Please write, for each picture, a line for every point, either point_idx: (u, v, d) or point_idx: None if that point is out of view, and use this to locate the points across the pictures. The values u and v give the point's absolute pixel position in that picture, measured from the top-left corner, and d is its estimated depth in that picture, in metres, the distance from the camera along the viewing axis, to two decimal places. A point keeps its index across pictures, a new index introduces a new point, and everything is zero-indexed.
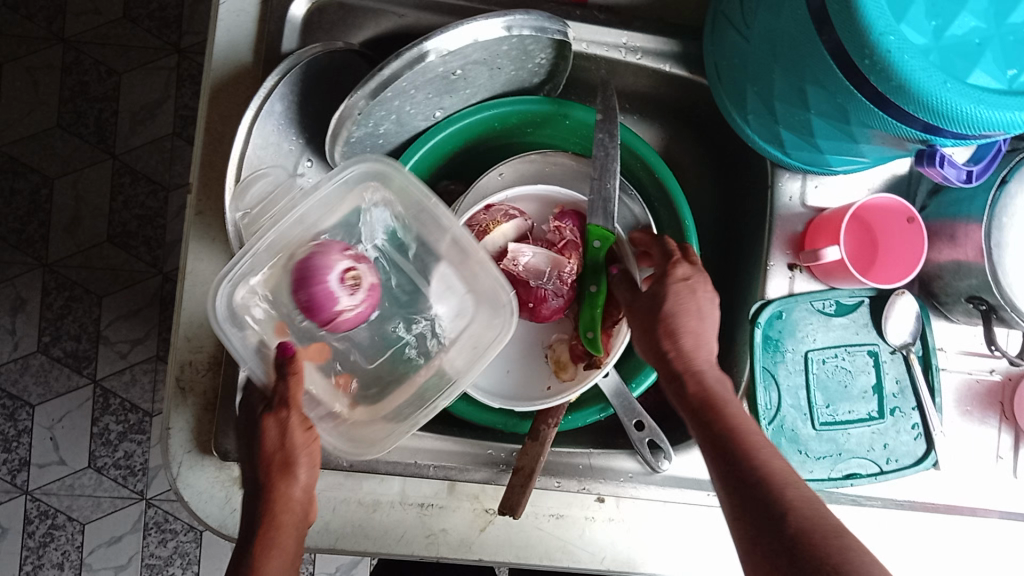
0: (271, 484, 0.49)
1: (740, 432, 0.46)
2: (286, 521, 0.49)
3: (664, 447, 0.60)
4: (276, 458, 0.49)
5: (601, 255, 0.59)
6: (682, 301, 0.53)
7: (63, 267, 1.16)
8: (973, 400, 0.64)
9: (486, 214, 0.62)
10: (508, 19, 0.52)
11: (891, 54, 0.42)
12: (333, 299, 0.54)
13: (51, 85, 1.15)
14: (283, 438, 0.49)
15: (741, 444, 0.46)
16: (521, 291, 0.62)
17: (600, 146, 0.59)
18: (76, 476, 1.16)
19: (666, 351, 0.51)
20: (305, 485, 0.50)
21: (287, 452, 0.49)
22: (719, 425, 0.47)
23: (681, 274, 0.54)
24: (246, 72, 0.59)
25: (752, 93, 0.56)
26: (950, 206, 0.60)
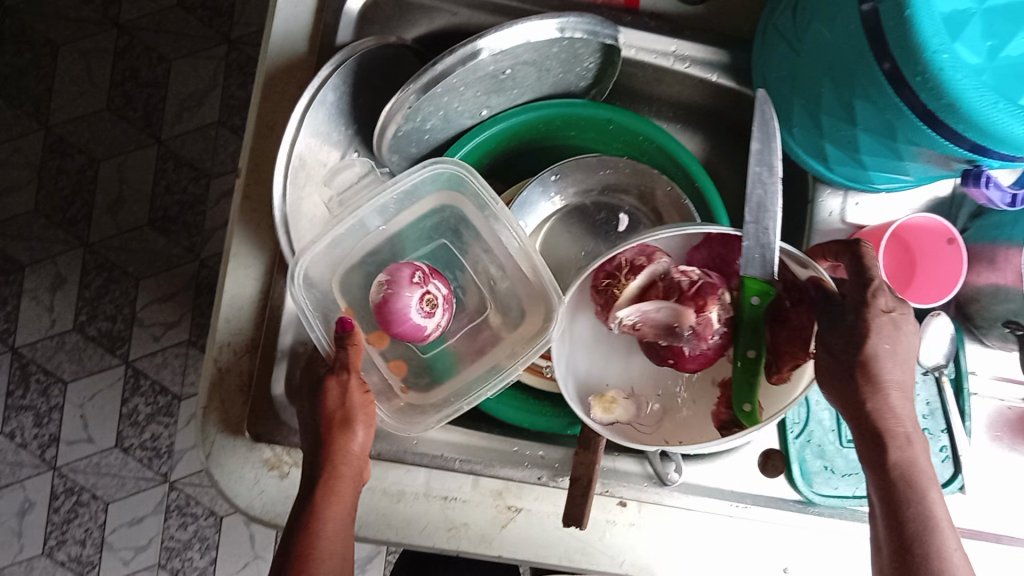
0: (330, 439, 0.51)
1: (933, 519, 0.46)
2: (344, 472, 0.51)
3: (675, 456, 0.60)
4: (339, 415, 0.52)
5: (759, 310, 0.54)
6: (884, 340, 0.48)
7: (104, 248, 1.18)
8: (1005, 427, 0.64)
9: (610, 271, 0.56)
10: (562, 22, 0.53)
11: (943, 72, 0.42)
12: (419, 329, 0.58)
13: (103, 70, 1.18)
14: (344, 400, 0.52)
15: (934, 552, 0.45)
16: (658, 346, 0.58)
17: (756, 182, 0.50)
18: (103, 454, 1.18)
19: (864, 399, 0.48)
20: (362, 442, 0.52)
21: (345, 410, 0.52)
22: (910, 502, 0.46)
23: (885, 306, 0.49)
24: (300, 62, 0.60)
25: (799, 106, 0.56)
26: (992, 230, 0.60)
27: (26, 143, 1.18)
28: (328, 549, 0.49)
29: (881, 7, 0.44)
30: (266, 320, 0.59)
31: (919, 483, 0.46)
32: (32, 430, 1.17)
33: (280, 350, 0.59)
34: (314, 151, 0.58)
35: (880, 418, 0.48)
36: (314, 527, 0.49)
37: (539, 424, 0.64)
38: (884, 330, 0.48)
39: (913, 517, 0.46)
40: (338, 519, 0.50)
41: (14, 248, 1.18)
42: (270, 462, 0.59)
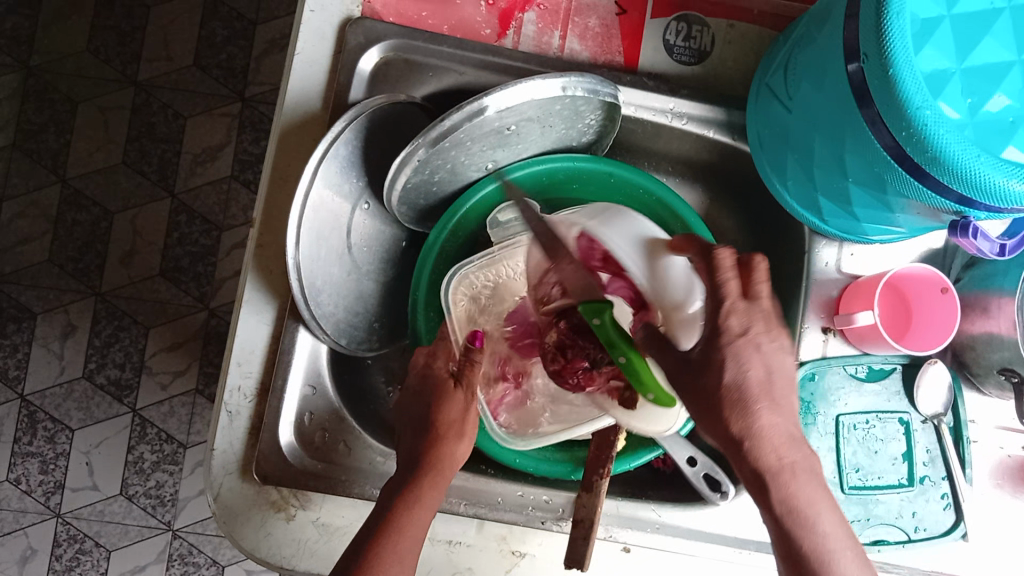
0: (435, 446, 0.56)
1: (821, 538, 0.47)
2: (444, 472, 0.55)
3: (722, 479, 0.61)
4: (454, 427, 0.58)
5: (608, 328, 0.56)
6: (740, 362, 0.49)
7: (115, 297, 1.20)
8: (1006, 475, 0.64)
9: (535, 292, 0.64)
10: (564, 81, 0.55)
11: (926, 128, 0.44)
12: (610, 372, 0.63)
13: (120, 125, 1.21)
14: (464, 412, 0.58)
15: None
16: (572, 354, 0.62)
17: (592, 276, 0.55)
18: (107, 502, 1.18)
19: (739, 441, 0.48)
20: (461, 454, 0.57)
21: (460, 423, 0.58)
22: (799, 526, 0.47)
23: (736, 326, 0.49)
24: (315, 118, 0.63)
25: (792, 161, 0.59)
26: (984, 280, 0.61)
27: (43, 194, 1.20)
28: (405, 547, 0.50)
29: (866, 68, 0.46)
30: (276, 365, 0.61)
31: (806, 516, 0.47)
32: (38, 477, 1.18)
33: (288, 394, 0.61)
34: (328, 202, 0.60)
35: (756, 455, 0.48)
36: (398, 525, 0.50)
37: (542, 469, 0.64)
38: (742, 353, 0.49)
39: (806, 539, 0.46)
40: (419, 520, 0.51)
41: (27, 297, 1.20)
42: (275, 504, 0.60)
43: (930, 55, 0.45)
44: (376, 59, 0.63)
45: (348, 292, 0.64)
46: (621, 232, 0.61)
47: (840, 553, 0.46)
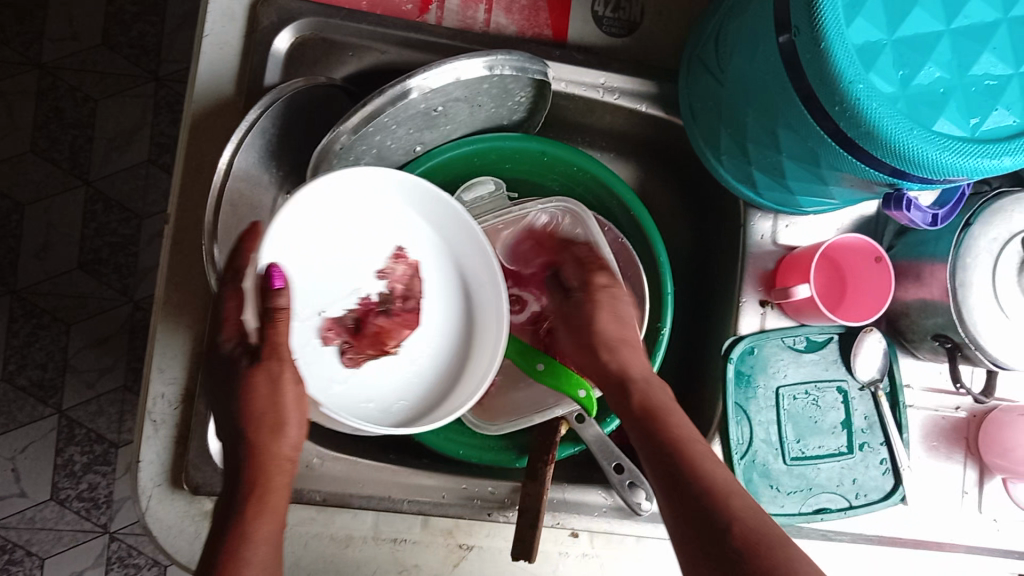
0: (256, 440, 0.47)
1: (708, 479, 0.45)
2: (277, 480, 0.47)
3: (644, 484, 0.59)
4: (268, 417, 0.47)
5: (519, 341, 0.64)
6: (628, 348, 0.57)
7: (31, 294, 1.14)
8: (939, 436, 0.66)
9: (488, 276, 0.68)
10: (490, 60, 0.53)
11: (860, 101, 0.43)
12: None
13: (25, 110, 1.14)
14: (274, 399, 0.47)
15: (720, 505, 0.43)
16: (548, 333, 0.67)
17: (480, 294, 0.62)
18: (38, 508, 1.13)
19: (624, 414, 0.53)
20: (293, 443, 0.49)
21: (275, 412, 0.48)
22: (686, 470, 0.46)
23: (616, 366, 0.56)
24: (228, 104, 0.59)
25: (726, 135, 0.58)
26: (916, 247, 0.62)
27: None
28: (263, 537, 0.44)
29: (798, 41, 0.45)
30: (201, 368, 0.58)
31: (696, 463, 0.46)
32: None
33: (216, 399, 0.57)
34: (246, 195, 0.57)
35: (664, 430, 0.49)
36: (260, 495, 0.46)
37: (487, 458, 0.64)
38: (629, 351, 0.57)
39: (694, 475, 0.45)
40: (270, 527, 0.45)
41: None
42: (210, 515, 0.57)
43: (861, 25, 0.44)
44: (291, 38, 0.60)
45: None
46: (459, 252, 0.63)
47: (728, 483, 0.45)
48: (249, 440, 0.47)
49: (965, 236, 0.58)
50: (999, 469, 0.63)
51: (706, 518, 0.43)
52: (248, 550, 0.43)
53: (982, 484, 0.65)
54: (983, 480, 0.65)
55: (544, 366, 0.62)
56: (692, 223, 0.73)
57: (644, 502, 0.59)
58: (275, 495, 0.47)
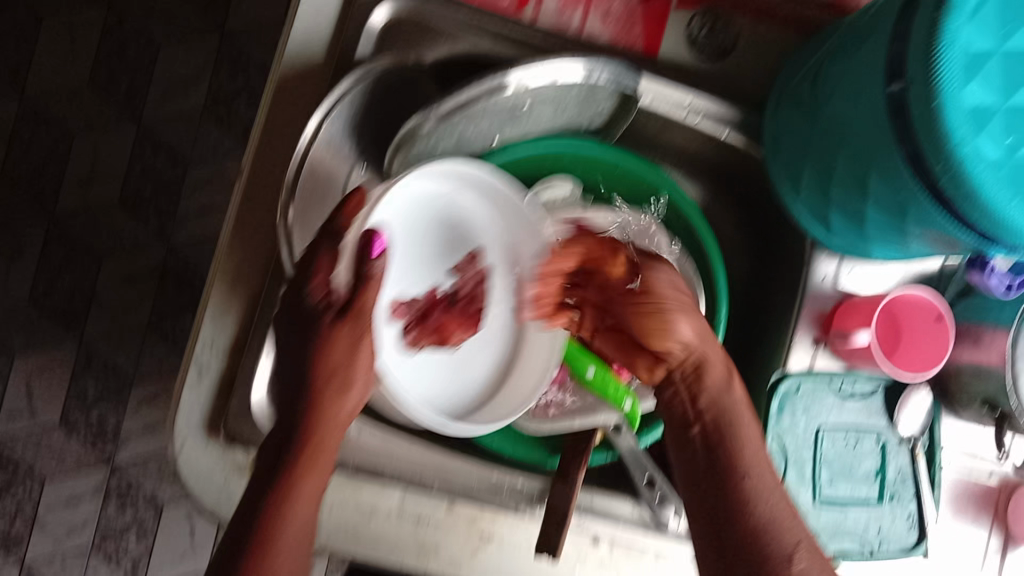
0: (324, 395, 0.48)
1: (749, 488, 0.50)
2: (330, 443, 0.48)
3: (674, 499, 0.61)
4: (337, 379, 0.49)
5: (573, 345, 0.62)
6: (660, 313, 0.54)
7: (69, 223, 1.14)
8: (969, 500, 0.66)
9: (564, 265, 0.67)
10: (591, 66, 0.53)
11: (965, 164, 0.43)
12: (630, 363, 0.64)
13: (90, 40, 1.14)
14: (350, 358, 0.49)
15: (754, 519, 0.49)
16: None
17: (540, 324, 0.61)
18: (45, 433, 1.13)
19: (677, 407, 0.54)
20: (353, 406, 0.50)
21: (349, 371, 0.49)
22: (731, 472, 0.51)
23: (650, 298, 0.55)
24: (316, 70, 0.59)
25: (809, 172, 0.57)
26: (977, 311, 0.62)
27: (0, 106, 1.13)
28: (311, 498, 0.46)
29: (911, 92, 0.45)
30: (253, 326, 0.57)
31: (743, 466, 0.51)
32: None
33: (263, 358, 0.57)
34: (324, 163, 0.56)
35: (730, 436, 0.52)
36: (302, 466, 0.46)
37: (519, 452, 0.64)
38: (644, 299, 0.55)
39: (734, 483, 0.51)
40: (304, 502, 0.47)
41: None
42: (241, 468, 0.58)
43: (978, 89, 0.43)
44: (388, 14, 0.59)
45: None
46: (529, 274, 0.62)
47: (769, 500, 0.50)
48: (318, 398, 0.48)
49: None
50: None
51: (739, 544, 0.49)
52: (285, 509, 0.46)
53: (1005, 552, 0.65)
54: (1005, 548, 0.65)
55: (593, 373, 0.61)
56: (752, 253, 0.72)
57: (669, 517, 0.61)
58: (323, 454, 0.48)
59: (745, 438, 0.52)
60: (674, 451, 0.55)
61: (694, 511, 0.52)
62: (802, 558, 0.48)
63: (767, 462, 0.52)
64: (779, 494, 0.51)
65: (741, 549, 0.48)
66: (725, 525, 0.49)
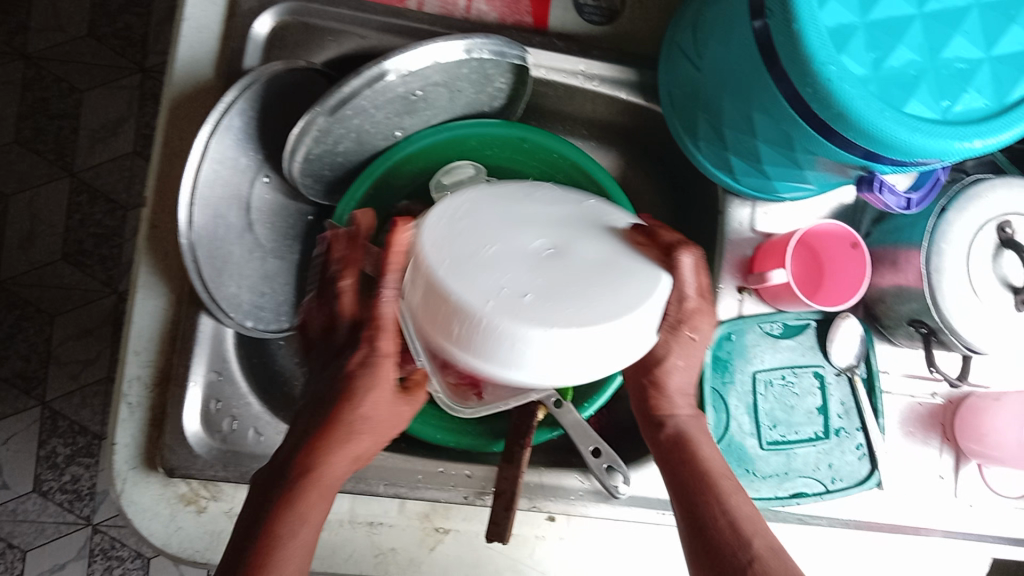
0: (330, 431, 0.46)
1: (706, 484, 0.50)
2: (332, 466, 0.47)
3: (621, 467, 0.59)
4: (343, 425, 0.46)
5: None
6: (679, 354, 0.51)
7: (14, 284, 1.14)
8: (916, 422, 0.66)
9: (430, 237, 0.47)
10: (468, 43, 0.53)
11: (831, 83, 0.43)
12: None
13: (9, 100, 1.14)
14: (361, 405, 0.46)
15: (718, 513, 0.48)
16: None
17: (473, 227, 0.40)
18: (20, 501, 1.12)
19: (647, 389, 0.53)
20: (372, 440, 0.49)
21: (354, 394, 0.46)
22: (689, 465, 0.51)
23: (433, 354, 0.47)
24: (206, 88, 0.59)
25: (703, 120, 0.58)
26: (892, 233, 0.62)
27: None
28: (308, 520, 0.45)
29: (772, 23, 0.45)
30: (177, 351, 0.57)
31: (702, 452, 0.52)
32: None
33: (192, 381, 0.57)
34: (224, 179, 0.57)
35: (693, 438, 0.53)
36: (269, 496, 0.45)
37: (464, 442, 0.63)
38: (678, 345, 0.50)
39: (716, 503, 0.48)
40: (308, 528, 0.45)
41: None
42: (185, 498, 0.57)
43: (833, 8, 0.44)
44: (272, 23, 0.60)
45: (253, 273, 0.60)
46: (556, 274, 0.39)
47: (736, 502, 0.49)
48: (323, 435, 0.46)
49: (941, 221, 0.59)
50: (976, 454, 0.64)
51: (716, 551, 0.47)
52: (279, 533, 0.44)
53: (958, 470, 0.66)
54: (960, 464, 0.66)
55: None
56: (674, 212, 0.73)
57: (620, 485, 0.60)
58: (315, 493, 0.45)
59: (703, 457, 0.51)
60: (657, 463, 0.53)
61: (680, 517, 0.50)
62: (758, 536, 0.47)
63: (725, 477, 0.50)
64: (743, 497, 0.49)
65: (716, 557, 0.46)
66: (713, 542, 0.47)
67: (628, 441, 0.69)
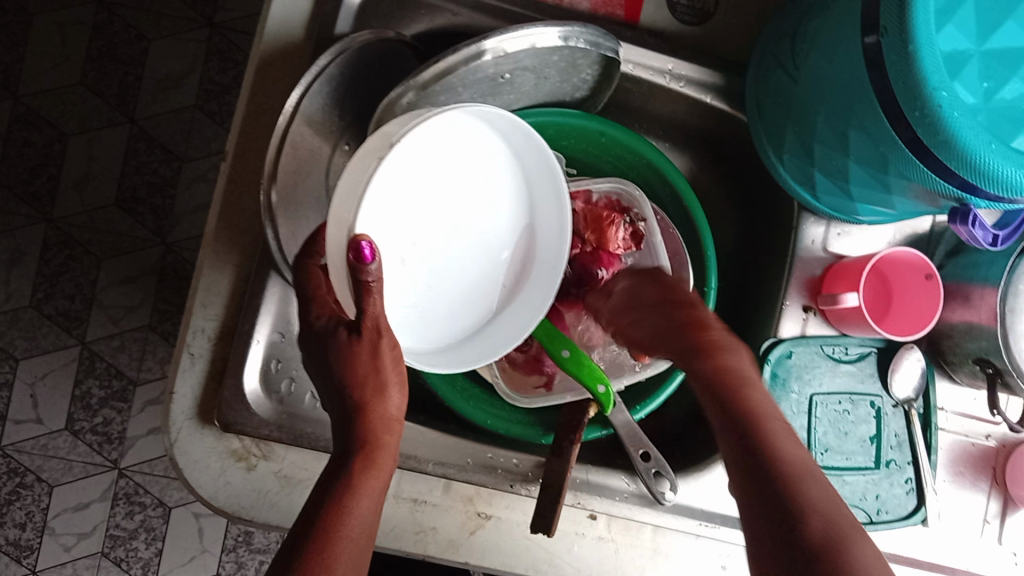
0: (363, 403, 0.48)
1: (749, 402, 0.44)
2: (386, 444, 0.49)
3: (669, 474, 0.60)
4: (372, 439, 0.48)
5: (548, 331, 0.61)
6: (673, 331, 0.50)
7: (67, 225, 1.15)
8: (966, 463, 0.65)
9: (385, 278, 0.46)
10: (565, 31, 0.53)
11: (942, 109, 0.42)
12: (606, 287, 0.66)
13: (80, 42, 1.15)
14: (375, 363, 0.47)
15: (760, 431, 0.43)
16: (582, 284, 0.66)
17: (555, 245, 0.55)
18: (52, 436, 1.14)
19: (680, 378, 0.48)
20: (396, 404, 0.50)
21: (377, 376, 0.48)
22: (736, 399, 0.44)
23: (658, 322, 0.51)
24: (295, 49, 0.59)
25: (791, 133, 0.57)
26: (966, 269, 0.61)
27: None
28: (367, 491, 0.47)
29: (885, 42, 0.44)
30: (240, 308, 0.58)
31: (747, 385, 0.45)
32: None
33: (255, 339, 0.57)
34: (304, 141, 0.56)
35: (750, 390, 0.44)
36: (369, 453, 0.47)
37: (513, 430, 0.63)
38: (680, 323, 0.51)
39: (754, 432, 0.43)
40: (368, 500, 0.47)
41: None
42: (236, 454, 0.57)
43: (949, 34, 0.44)
44: None
45: None
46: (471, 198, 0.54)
47: (780, 430, 0.43)
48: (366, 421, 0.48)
49: (1021, 262, 0.57)
50: None
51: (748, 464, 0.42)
52: (344, 521, 0.45)
53: (1004, 517, 0.65)
54: (1005, 512, 0.65)
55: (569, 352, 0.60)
56: (742, 222, 0.72)
57: (667, 492, 0.60)
58: (382, 453, 0.48)
59: (758, 406, 0.44)
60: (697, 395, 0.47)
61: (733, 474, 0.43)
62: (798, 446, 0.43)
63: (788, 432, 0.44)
64: (797, 443, 0.43)
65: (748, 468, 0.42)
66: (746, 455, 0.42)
67: (674, 447, 0.68)
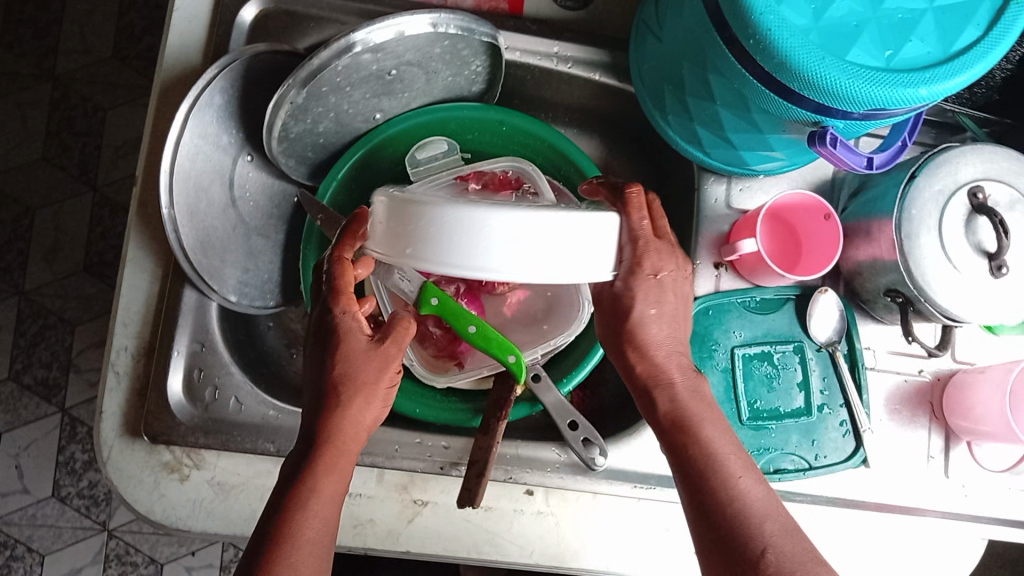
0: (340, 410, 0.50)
1: (707, 464, 0.48)
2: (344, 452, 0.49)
3: (597, 440, 0.61)
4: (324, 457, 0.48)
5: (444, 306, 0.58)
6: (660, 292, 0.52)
7: (39, 295, 1.18)
8: (904, 401, 0.65)
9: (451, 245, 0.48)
10: (434, 17, 0.54)
11: (771, 32, 0.45)
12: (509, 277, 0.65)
13: (38, 119, 1.20)
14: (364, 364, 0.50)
15: (717, 494, 0.47)
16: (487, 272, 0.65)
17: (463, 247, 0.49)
18: (39, 505, 1.15)
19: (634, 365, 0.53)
20: (374, 417, 0.51)
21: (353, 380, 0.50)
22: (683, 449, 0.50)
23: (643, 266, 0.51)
24: (195, 72, 0.62)
25: (670, 94, 0.59)
26: (865, 205, 0.63)
27: None
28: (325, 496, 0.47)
29: None
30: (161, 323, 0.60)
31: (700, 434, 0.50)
32: None
33: (175, 352, 0.60)
34: (205, 155, 0.59)
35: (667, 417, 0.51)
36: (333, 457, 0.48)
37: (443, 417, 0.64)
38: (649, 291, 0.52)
39: (720, 496, 0.47)
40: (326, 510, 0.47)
41: None
42: (168, 466, 0.58)
43: None
44: (257, 10, 0.64)
45: (235, 248, 0.62)
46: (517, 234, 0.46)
47: (749, 490, 0.48)
48: (338, 399, 0.50)
49: (910, 189, 0.58)
50: (963, 432, 0.63)
51: (724, 540, 0.46)
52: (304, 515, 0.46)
53: (949, 451, 0.65)
54: (949, 445, 0.65)
55: (438, 301, 0.58)
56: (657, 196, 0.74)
57: (598, 458, 0.61)
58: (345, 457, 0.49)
59: (727, 481, 0.48)
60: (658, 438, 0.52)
61: (711, 563, 0.47)
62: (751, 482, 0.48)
63: (753, 484, 0.48)
64: (750, 478, 0.48)
65: (722, 543, 0.46)
66: (713, 521, 0.47)
67: (612, 420, 0.69)
